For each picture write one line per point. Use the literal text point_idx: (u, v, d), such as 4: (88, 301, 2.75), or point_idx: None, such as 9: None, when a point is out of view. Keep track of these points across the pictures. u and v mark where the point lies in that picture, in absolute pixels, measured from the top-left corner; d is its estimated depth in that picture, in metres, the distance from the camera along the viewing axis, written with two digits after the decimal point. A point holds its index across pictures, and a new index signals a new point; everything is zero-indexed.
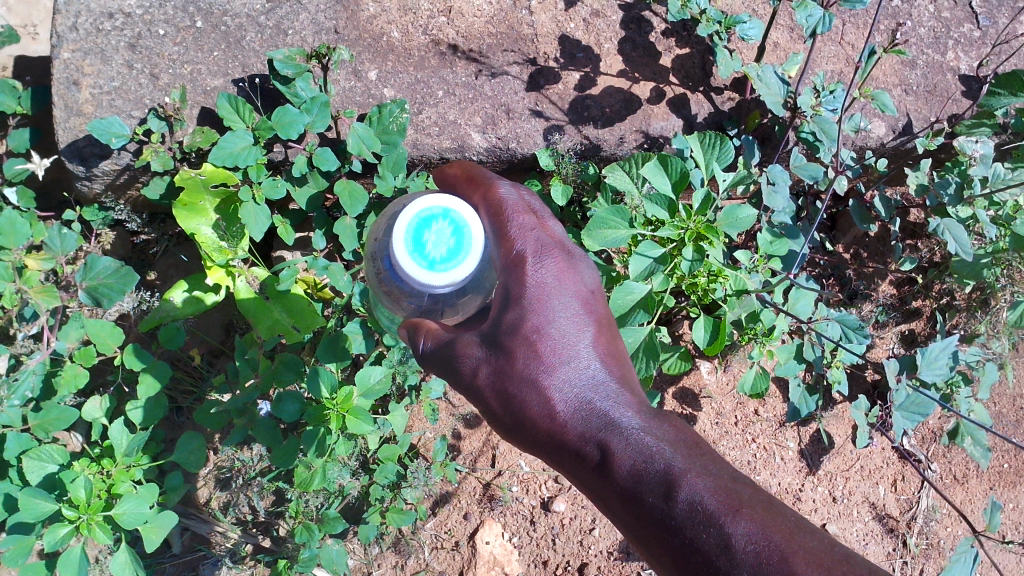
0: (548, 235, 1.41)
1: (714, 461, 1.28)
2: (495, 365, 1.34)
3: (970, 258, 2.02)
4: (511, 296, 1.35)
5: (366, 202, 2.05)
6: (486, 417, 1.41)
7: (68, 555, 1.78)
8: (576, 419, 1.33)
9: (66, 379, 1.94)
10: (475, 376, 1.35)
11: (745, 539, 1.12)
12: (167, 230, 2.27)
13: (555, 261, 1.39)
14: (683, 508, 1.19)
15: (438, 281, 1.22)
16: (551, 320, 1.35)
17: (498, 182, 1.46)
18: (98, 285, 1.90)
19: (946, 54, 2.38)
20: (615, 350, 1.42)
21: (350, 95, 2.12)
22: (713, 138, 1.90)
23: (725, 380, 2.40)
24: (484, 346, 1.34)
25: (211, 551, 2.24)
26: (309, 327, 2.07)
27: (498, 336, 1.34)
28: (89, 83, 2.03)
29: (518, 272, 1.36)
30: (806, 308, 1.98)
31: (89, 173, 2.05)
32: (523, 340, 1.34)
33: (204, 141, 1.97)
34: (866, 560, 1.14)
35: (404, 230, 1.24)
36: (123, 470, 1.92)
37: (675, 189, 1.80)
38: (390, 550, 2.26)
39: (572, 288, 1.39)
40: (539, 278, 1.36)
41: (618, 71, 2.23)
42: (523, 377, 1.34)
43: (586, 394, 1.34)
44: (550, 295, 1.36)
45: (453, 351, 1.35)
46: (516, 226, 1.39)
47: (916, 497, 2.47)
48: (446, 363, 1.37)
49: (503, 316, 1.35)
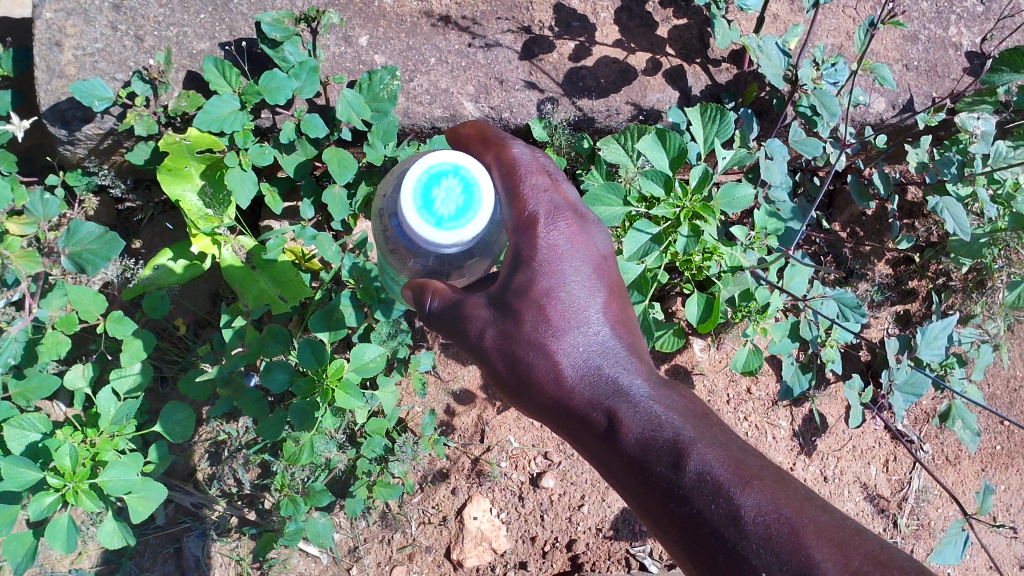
0: (561, 197, 1.37)
1: (723, 433, 1.26)
2: (502, 328, 1.31)
3: (967, 237, 1.97)
4: (521, 258, 1.32)
5: (355, 171, 2.00)
6: (492, 380, 1.38)
7: (55, 525, 1.74)
8: (583, 385, 1.31)
9: (47, 346, 1.90)
10: (481, 337, 1.32)
11: (754, 510, 1.11)
12: (153, 197, 2.22)
13: (567, 225, 1.35)
14: (691, 478, 1.16)
15: (445, 240, 1.23)
16: (562, 284, 1.32)
17: (511, 142, 1.43)
18: (82, 252, 1.86)
19: (949, 29, 2.34)
20: (625, 316, 1.39)
21: (340, 62, 2.08)
22: (713, 111, 1.84)
23: (718, 357, 2.37)
24: (492, 308, 1.32)
25: (195, 523, 2.21)
26: (294, 298, 2.06)
27: (506, 298, 1.31)
28: (71, 45, 1.97)
29: (530, 233, 1.32)
30: (800, 285, 1.95)
31: (71, 137, 2.00)
32: (532, 303, 1.31)
33: (189, 106, 1.93)
34: (878, 536, 1.13)
35: (413, 186, 1.24)
36: (106, 439, 1.88)
37: (673, 164, 1.74)
38: (376, 525, 2.24)
39: (583, 252, 1.36)
40: (551, 241, 1.32)
41: (615, 42, 2.18)
42: (531, 340, 1.31)
43: (593, 359, 1.32)
44: (560, 259, 1.33)
45: (461, 312, 1.33)
46: (529, 186, 1.35)
47: (908, 478, 2.46)
48: (453, 324, 1.34)
49: (512, 278, 1.32)
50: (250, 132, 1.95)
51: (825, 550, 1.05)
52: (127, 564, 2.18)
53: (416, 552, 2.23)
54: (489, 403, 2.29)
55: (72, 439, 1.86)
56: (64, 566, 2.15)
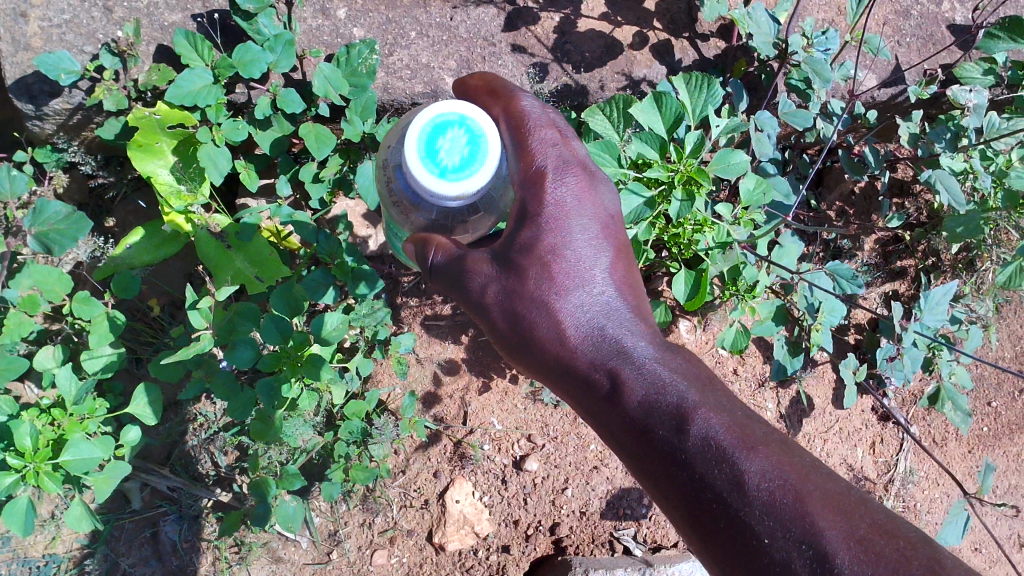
0: (572, 153, 1.34)
1: (727, 397, 1.23)
2: (505, 284, 1.29)
3: (961, 210, 2.02)
4: (527, 213, 1.29)
5: (334, 146, 1.95)
6: (492, 337, 1.36)
7: (12, 507, 1.69)
8: (585, 345, 1.29)
9: (9, 328, 1.85)
10: (483, 294, 1.30)
11: (759, 476, 1.08)
12: (126, 173, 2.15)
13: (575, 180, 1.31)
14: (695, 443, 1.13)
15: (448, 191, 1.18)
16: (568, 243, 1.30)
17: (519, 93, 1.38)
18: (48, 231, 1.81)
19: (942, 4, 2.30)
20: (631, 278, 1.37)
21: (317, 35, 2.02)
22: (702, 79, 1.80)
23: (704, 338, 2.33)
24: (495, 265, 1.30)
25: (172, 507, 2.16)
26: (271, 277, 1.99)
27: (510, 255, 1.29)
28: (36, 16, 1.89)
29: (537, 188, 1.29)
30: (790, 263, 1.98)
31: (39, 112, 1.94)
32: (537, 260, 1.28)
33: (160, 80, 1.87)
34: (882, 505, 1.12)
35: (417, 136, 1.19)
36: (74, 421, 1.84)
37: (670, 129, 1.74)
38: (357, 508, 2.20)
39: (592, 211, 1.32)
40: (559, 197, 1.29)
41: (601, 14, 2.13)
42: (534, 298, 1.29)
43: (597, 320, 1.30)
44: (568, 215, 1.30)
45: (463, 266, 1.30)
46: (538, 139, 1.32)
47: (895, 460, 2.44)
48: (454, 279, 1.32)
49: (517, 235, 1.29)
50: (224, 107, 1.90)
51: (831, 518, 1.04)
52: (102, 549, 2.13)
53: (398, 536, 2.20)
54: (473, 384, 2.24)
55: (38, 420, 1.83)
56: (36, 551, 2.10)
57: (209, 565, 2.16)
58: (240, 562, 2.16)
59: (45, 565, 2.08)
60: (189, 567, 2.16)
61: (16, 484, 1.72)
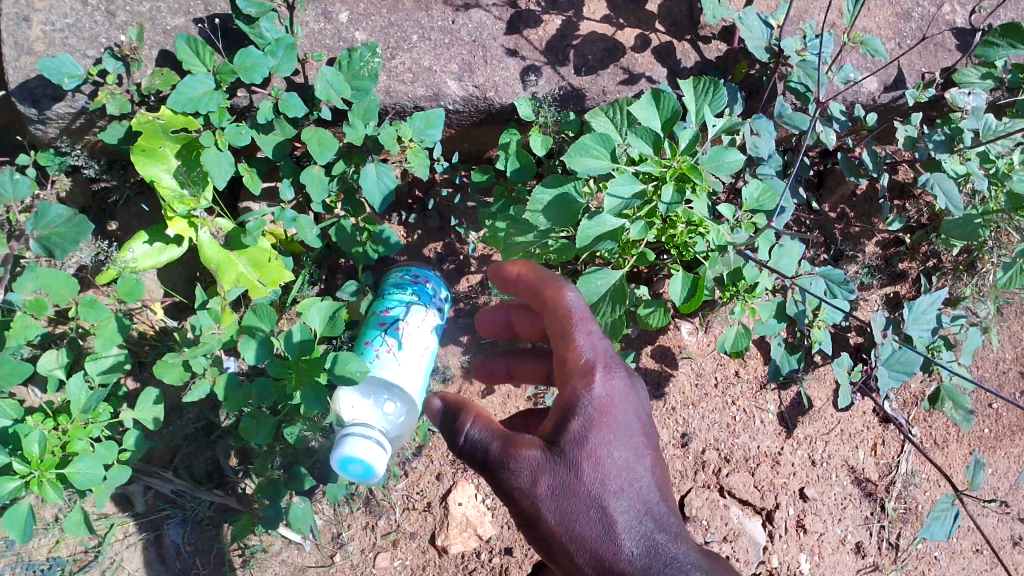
0: (613, 361, 1.41)
1: None
2: (558, 462, 1.32)
3: (958, 213, 2.02)
4: (578, 399, 1.35)
5: (336, 150, 1.96)
6: (530, 532, 1.35)
7: (14, 512, 1.71)
8: (635, 530, 1.33)
9: (16, 331, 1.85)
10: (533, 483, 1.31)
11: None
12: (128, 176, 2.13)
13: (621, 385, 1.39)
14: None
15: None
16: (615, 448, 1.35)
17: (559, 285, 1.43)
18: (51, 235, 1.82)
19: (943, 7, 2.30)
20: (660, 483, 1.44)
21: (320, 38, 2.02)
22: (708, 84, 1.81)
23: (706, 340, 2.35)
24: (549, 456, 1.32)
25: (176, 511, 2.16)
26: (274, 282, 2.04)
27: (564, 447, 1.33)
28: (40, 20, 1.90)
29: (589, 383, 1.35)
30: (789, 265, 1.94)
31: (42, 116, 1.94)
32: (591, 451, 1.33)
33: (163, 84, 1.88)
34: None
35: None
36: (79, 426, 1.86)
37: (664, 125, 1.68)
38: (360, 511, 2.21)
39: (633, 432, 1.39)
40: (609, 391, 1.36)
41: (602, 17, 2.14)
42: (587, 501, 1.32)
43: (645, 523, 1.34)
44: (614, 416, 1.36)
45: (514, 464, 1.31)
46: (584, 333, 1.38)
47: (896, 462, 2.41)
48: (500, 480, 1.32)
49: (568, 428, 1.34)
50: (226, 111, 1.90)
51: None
52: (106, 552, 2.13)
53: (400, 539, 2.20)
54: (475, 387, 2.27)
55: (44, 425, 1.84)
56: (41, 555, 2.10)
57: (213, 567, 2.17)
58: (244, 565, 2.16)
59: (50, 568, 2.09)
60: (192, 571, 2.16)
61: (20, 490, 1.73)
